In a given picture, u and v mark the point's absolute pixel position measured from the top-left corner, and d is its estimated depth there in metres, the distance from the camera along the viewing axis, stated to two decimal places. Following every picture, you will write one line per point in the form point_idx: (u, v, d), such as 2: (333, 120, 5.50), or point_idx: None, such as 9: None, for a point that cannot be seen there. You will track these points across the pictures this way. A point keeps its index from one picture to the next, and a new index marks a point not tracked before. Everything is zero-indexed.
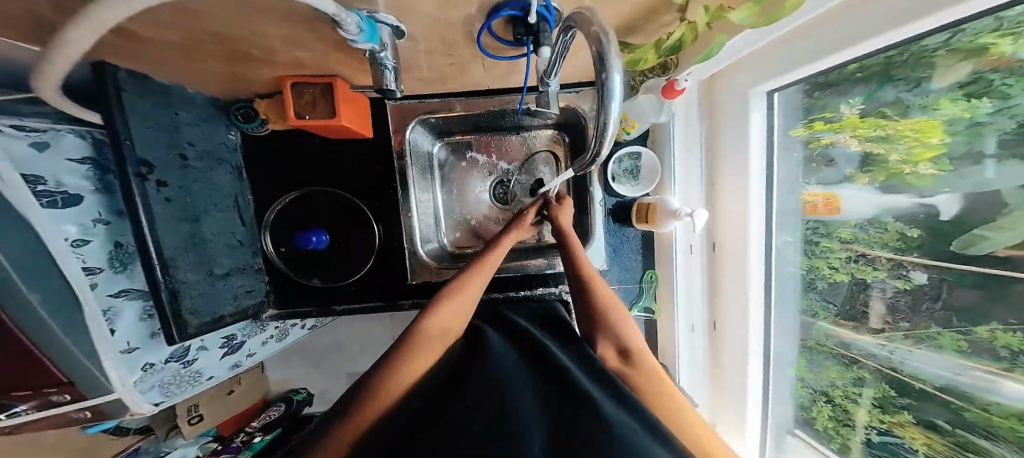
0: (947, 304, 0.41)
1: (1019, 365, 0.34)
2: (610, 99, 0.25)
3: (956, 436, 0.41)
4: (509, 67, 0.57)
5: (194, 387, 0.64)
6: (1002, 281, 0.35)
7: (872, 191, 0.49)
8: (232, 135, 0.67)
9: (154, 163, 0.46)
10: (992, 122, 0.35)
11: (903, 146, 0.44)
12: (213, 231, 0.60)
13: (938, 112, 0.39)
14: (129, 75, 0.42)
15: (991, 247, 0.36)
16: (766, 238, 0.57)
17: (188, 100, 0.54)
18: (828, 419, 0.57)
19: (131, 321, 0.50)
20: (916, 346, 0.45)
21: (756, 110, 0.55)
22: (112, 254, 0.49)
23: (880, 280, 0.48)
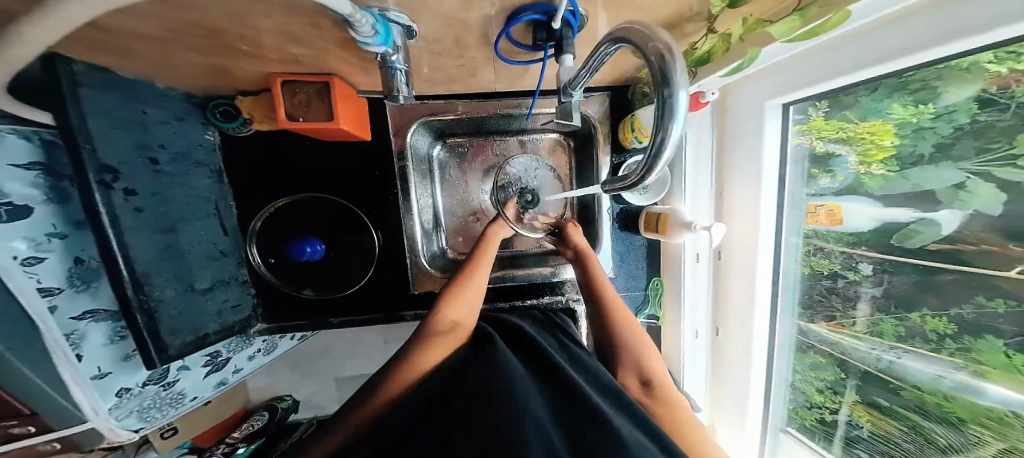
0: (890, 292, 0.45)
1: (945, 347, 0.39)
2: (674, 116, 0.23)
3: (909, 417, 0.44)
4: (520, 72, 0.55)
5: (177, 409, 0.61)
6: (931, 270, 0.40)
7: (876, 205, 0.47)
8: (209, 134, 0.60)
9: (121, 168, 0.41)
10: (934, 126, 0.39)
11: (860, 148, 0.47)
12: (191, 242, 0.54)
13: (890, 116, 0.43)
14: (86, 67, 0.36)
15: (924, 241, 0.41)
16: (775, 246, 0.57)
17: (158, 96, 0.48)
18: (803, 407, 0.59)
19: (98, 345, 0.46)
20: (878, 338, 0.47)
21: (772, 120, 0.55)
22: (72, 272, 0.43)
23: (864, 286, 0.49)
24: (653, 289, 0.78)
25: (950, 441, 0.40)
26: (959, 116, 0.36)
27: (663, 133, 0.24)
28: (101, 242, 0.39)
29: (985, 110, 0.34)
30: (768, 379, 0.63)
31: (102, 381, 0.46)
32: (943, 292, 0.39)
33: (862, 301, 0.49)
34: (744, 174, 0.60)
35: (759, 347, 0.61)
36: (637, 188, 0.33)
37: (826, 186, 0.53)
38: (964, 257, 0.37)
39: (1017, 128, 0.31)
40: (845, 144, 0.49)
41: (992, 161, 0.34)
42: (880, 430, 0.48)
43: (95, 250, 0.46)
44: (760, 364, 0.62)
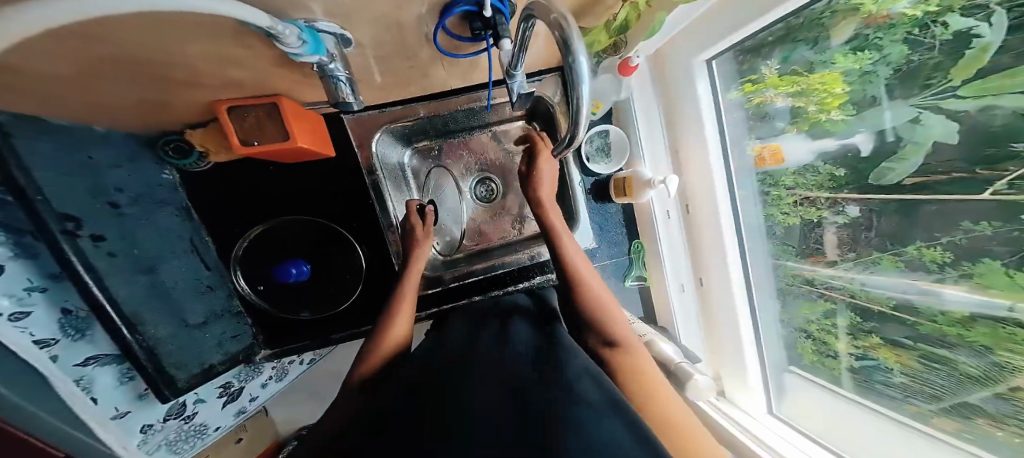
0: (880, 231, 0.45)
1: (948, 275, 0.38)
2: (582, 80, 0.27)
3: (929, 350, 0.41)
4: (469, 66, 0.56)
5: (202, 440, 0.64)
6: (911, 204, 0.41)
7: (808, 140, 0.53)
8: (166, 173, 0.59)
9: (82, 215, 0.41)
10: (875, 71, 0.43)
11: (816, 98, 0.51)
12: (175, 279, 0.54)
13: (836, 65, 0.47)
14: (14, 117, 0.35)
15: (899, 177, 0.42)
16: (729, 193, 0.63)
17: (99, 140, 0.46)
18: (816, 356, 0.58)
19: (108, 387, 0.48)
20: (870, 270, 0.47)
21: (700, 80, 0.60)
22: (63, 322, 0.43)
23: (828, 223, 0.52)
24: (635, 251, 0.80)
25: (982, 370, 0.36)
26: (891, 56, 0.41)
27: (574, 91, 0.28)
28: (82, 290, 0.40)
29: (915, 51, 0.38)
30: (754, 320, 0.66)
31: (123, 419, 0.50)
32: (927, 225, 0.40)
33: (829, 234, 0.52)
34: (696, 130, 0.63)
35: (739, 296, 0.65)
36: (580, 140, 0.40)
37: (773, 130, 0.58)
38: (940, 187, 0.38)
39: (946, 63, 0.36)
40: (801, 96, 0.53)
41: (935, 95, 0.38)
42: (906, 368, 0.45)
43: (80, 299, 0.46)
44: (743, 310, 0.65)
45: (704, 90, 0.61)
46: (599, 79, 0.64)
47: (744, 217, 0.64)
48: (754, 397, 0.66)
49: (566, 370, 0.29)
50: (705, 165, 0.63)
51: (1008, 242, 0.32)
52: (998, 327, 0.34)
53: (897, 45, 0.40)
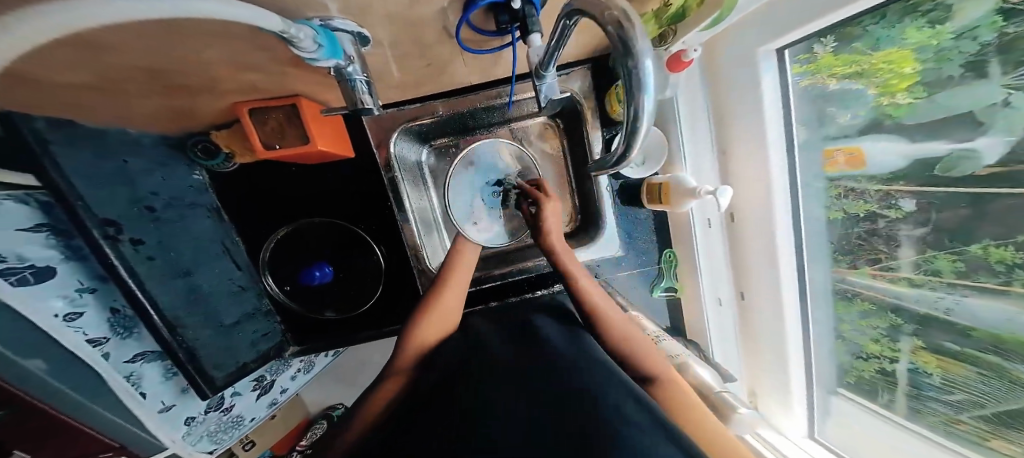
0: (937, 226, 0.40)
1: (1016, 278, 0.34)
2: (644, 90, 0.21)
3: (985, 359, 0.38)
4: (491, 61, 0.52)
5: (240, 429, 0.70)
6: (985, 197, 0.35)
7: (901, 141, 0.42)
8: (197, 174, 0.60)
9: (121, 220, 0.42)
10: (956, 47, 0.35)
11: (880, 79, 0.43)
12: (211, 283, 0.56)
13: (907, 41, 0.39)
14: (49, 125, 0.35)
15: (974, 168, 0.35)
16: (792, 204, 0.53)
17: (132, 145, 0.47)
18: (880, 368, 0.51)
19: (155, 381, 0.52)
20: (931, 275, 0.42)
21: (767, 72, 0.49)
22: (112, 321, 0.47)
23: (904, 229, 0.43)
24: (666, 261, 0.74)
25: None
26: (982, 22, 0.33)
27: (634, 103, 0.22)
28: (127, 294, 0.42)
29: (1009, 22, 0.31)
30: (807, 342, 0.59)
31: (168, 412, 0.54)
32: (1000, 220, 0.34)
33: (904, 245, 0.44)
34: (750, 127, 0.54)
35: (793, 321, 0.57)
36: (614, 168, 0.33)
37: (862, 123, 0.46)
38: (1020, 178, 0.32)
39: None
40: (859, 79, 0.45)
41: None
42: (951, 376, 0.42)
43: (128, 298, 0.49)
44: (794, 332, 0.58)
45: (771, 84, 0.50)
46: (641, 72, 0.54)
47: (807, 239, 0.55)
48: (795, 415, 0.62)
49: (602, 400, 0.29)
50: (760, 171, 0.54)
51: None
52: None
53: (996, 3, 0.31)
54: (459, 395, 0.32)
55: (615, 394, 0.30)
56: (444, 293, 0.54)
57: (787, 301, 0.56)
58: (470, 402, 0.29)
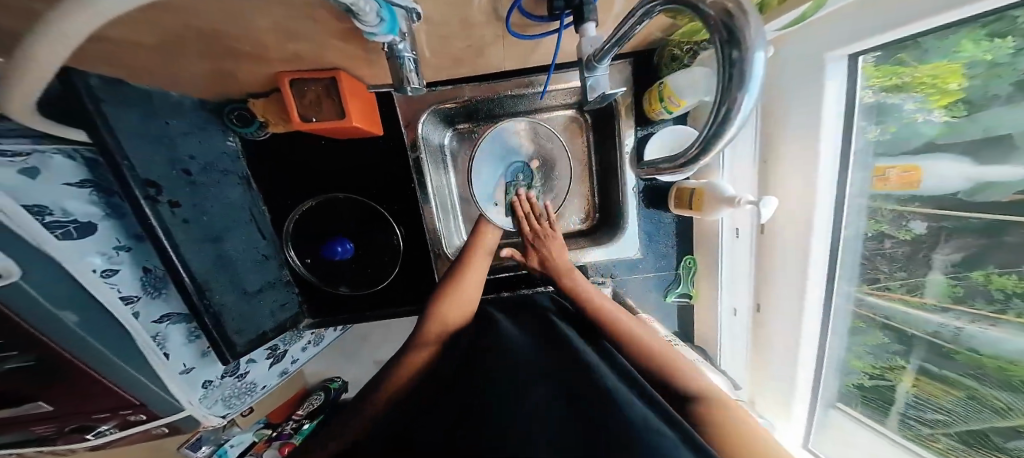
0: (950, 258, 0.43)
1: (1013, 307, 0.38)
2: (750, 86, 0.19)
3: (975, 390, 0.43)
4: (530, 47, 0.51)
5: (252, 396, 0.72)
6: (999, 228, 0.37)
7: (966, 161, 0.39)
8: (230, 141, 0.61)
9: (161, 182, 0.42)
10: (1010, 65, 0.33)
11: (920, 94, 0.42)
12: (238, 249, 0.57)
13: (958, 55, 0.37)
14: (99, 80, 0.35)
15: (994, 193, 0.37)
16: (838, 217, 0.50)
17: (173, 106, 0.47)
18: (878, 390, 0.55)
19: (178, 343, 0.52)
20: (956, 312, 0.44)
21: (833, 79, 0.45)
22: (144, 280, 0.47)
23: (943, 252, 0.43)
24: (684, 268, 0.74)
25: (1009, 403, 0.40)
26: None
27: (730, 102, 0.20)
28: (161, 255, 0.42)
29: None
30: (821, 358, 0.59)
31: (188, 375, 0.54)
32: (1006, 250, 0.37)
33: (936, 268, 0.44)
34: (799, 133, 0.52)
35: (811, 336, 0.57)
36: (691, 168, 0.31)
37: (911, 141, 0.44)
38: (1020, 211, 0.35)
39: None
40: (898, 92, 0.44)
41: None
42: (930, 396, 0.48)
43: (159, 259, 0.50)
44: (809, 348, 0.57)
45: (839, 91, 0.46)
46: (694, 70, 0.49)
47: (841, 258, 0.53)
48: (791, 424, 0.64)
49: (623, 402, 0.29)
50: (794, 180, 0.53)
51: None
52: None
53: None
54: (481, 383, 0.33)
55: (636, 402, 0.30)
56: (467, 284, 0.57)
57: (808, 319, 0.55)
58: (503, 386, 0.31)
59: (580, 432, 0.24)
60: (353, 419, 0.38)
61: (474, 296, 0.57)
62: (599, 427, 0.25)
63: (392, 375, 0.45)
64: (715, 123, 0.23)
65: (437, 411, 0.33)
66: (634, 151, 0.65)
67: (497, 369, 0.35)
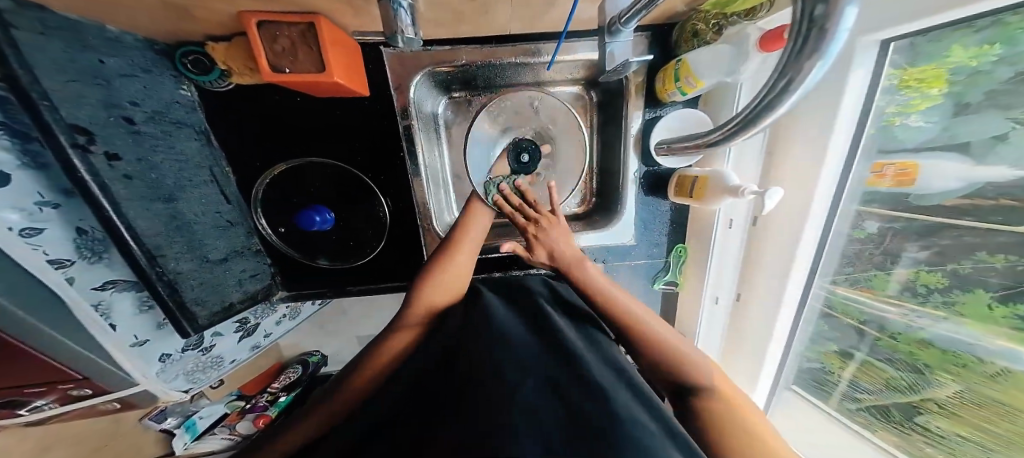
0: (916, 259, 0.47)
1: (930, 299, 0.47)
2: (832, 49, 0.18)
3: (904, 380, 0.53)
4: (543, 8, 0.46)
5: (218, 370, 0.69)
6: (948, 228, 0.43)
7: (961, 164, 0.40)
8: (183, 89, 0.52)
9: (94, 129, 0.35)
10: (991, 71, 0.36)
11: (904, 97, 0.44)
12: (196, 211, 0.51)
13: (945, 59, 0.39)
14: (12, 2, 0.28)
15: (940, 199, 0.43)
16: (828, 213, 0.51)
17: (112, 43, 0.39)
18: (815, 372, 0.65)
19: (127, 314, 0.48)
20: (918, 310, 0.49)
21: (860, 67, 0.42)
22: (79, 243, 0.41)
23: (909, 249, 0.48)
24: (674, 257, 0.75)
25: (912, 382, 0.52)
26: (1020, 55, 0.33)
27: (796, 72, 0.20)
28: (98, 213, 0.36)
29: None
30: (788, 342, 0.63)
31: (143, 347, 0.51)
32: (944, 248, 0.44)
33: (901, 263, 0.49)
34: (808, 124, 0.49)
35: (783, 323, 0.61)
36: (730, 140, 0.34)
37: (901, 141, 0.45)
38: (987, 216, 0.39)
39: None
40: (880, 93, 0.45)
41: None
42: (863, 379, 0.59)
43: (96, 219, 0.43)
44: (780, 334, 0.62)
45: (863, 81, 0.43)
46: (710, 47, 0.46)
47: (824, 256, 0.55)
48: (754, 399, 0.70)
49: (614, 398, 0.28)
50: (796, 175, 0.52)
51: (1005, 275, 0.39)
52: (944, 351, 0.47)
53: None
54: (466, 373, 0.31)
55: (630, 398, 0.29)
56: (450, 266, 0.50)
57: (783, 310, 0.60)
58: (479, 387, 0.28)
59: (561, 440, 0.22)
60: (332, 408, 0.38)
61: (462, 279, 0.51)
62: (583, 437, 0.23)
63: (370, 362, 0.43)
64: (776, 85, 0.23)
65: (411, 406, 0.32)
66: (640, 135, 0.62)
67: (476, 367, 0.32)
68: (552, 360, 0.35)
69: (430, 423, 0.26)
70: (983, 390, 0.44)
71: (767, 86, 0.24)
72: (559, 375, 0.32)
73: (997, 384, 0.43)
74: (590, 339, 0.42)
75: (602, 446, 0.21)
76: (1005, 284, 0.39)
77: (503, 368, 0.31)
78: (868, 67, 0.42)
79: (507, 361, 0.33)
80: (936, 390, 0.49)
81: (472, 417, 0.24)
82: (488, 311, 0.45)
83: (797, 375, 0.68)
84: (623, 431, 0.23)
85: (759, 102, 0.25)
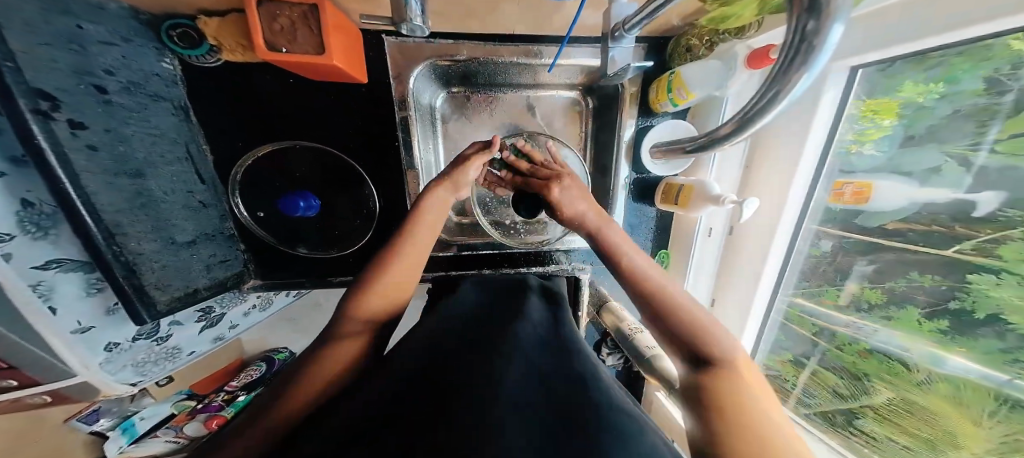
0: (861, 275, 0.52)
1: (867, 310, 0.53)
2: (817, 63, 0.21)
3: (841, 386, 0.59)
4: (551, 8, 0.46)
5: (172, 364, 0.58)
6: (883, 246, 0.49)
7: (909, 184, 0.45)
8: (166, 63, 0.48)
9: (61, 95, 0.32)
10: (934, 108, 0.41)
11: (858, 123, 0.49)
12: (166, 190, 0.47)
13: (897, 93, 0.44)
14: None
15: (879, 221, 0.49)
16: (796, 224, 0.56)
17: (92, 9, 0.36)
18: (772, 379, 0.70)
19: (72, 296, 0.39)
20: (863, 320, 0.54)
21: (831, 90, 0.46)
22: (22, 217, 0.34)
23: (858, 264, 0.53)
24: (657, 262, 0.78)
25: (850, 392, 0.57)
26: (960, 95, 0.39)
27: (785, 84, 0.23)
28: (50, 183, 0.32)
29: (991, 92, 0.36)
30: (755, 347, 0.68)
31: (87, 334, 0.42)
32: (882, 263, 0.49)
33: (850, 277, 0.54)
34: (783, 142, 0.54)
35: (751, 327, 0.66)
36: (716, 143, 0.37)
37: (861, 163, 0.50)
38: (912, 237, 0.45)
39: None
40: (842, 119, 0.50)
41: (966, 146, 0.39)
42: (814, 386, 0.63)
43: (46, 191, 0.36)
44: (748, 337, 0.67)
45: (829, 106, 0.48)
46: (700, 63, 0.50)
47: (789, 267, 0.61)
48: None
49: (597, 392, 0.29)
50: (773, 188, 0.56)
51: (931, 295, 0.45)
52: (882, 360, 0.52)
53: (974, 84, 0.37)
54: (449, 372, 0.30)
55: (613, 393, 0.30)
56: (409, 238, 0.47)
57: (751, 315, 0.64)
58: (469, 384, 0.27)
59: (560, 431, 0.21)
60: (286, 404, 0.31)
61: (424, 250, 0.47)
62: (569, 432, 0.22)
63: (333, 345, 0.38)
64: (759, 102, 0.26)
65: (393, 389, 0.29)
66: (632, 143, 0.65)
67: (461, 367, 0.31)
68: (533, 355, 0.35)
69: (406, 415, 0.24)
70: (912, 396, 0.49)
71: (756, 94, 0.26)
72: (541, 371, 0.31)
73: (923, 391, 0.48)
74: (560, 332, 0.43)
75: (599, 436, 0.21)
76: (930, 301, 0.45)
77: (485, 364, 0.31)
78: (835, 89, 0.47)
79: (489, 360, 0.32)
80: (872, 397, 0.55)
81: (453, 412, 0.22)
82: (472, 320, 0.45)
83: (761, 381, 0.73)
84: (610, 423, 0.24)
85: (748, 111, 0.28)
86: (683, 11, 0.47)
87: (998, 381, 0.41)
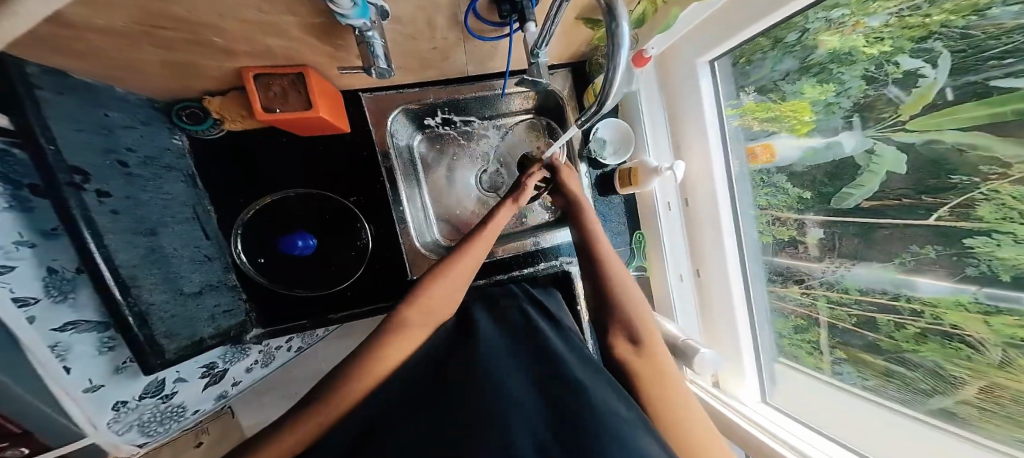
0: (842, 251, 0.52)
1: (901, 294, 0.44)
2: (622, 43, 0.33)
3: (879, 365, 0.49)
4: (491, 51, 0.58)
5: (178, 424, 0.55)
6: (872, 227, 0.47)
7: (792, 139, 0.57)
8: (176, 139, 0.57)
9: (91, 170, 0.38)
10: (837, 102, 0.49)
11: (788, 124, 0.57)
12: (175, 246, 0.51)
13: (804, 96, 0.54)
14: (38, 69, 0.34)
15: (856, 200, 0.48)
16: (727, 172, 0.66)
17: (118, 100, 0.45)
18: (786, 345, 0.65)
19: (85, 355, 0.40)
20: (846, 257, 0.51)
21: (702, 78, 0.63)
22: (47, 282, 0.37)
23: (806, 219, 0.56)
24: (636, 241, 0.85)
25: (931, 385, 0.43)
26: (850, 90, 0.47)
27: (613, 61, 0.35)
28: (77, 243, 0.35)
29: (870, 87, 0.45)
30: (751, 309, 0.67)
31: (97, 393, 0.42)
32: (884, 246, 0.46)
33: (808, 233, 0.56)
34: (691, 116, 0.67)
35: (736, 285, 0.67)
36: (601, 113, 0.48)
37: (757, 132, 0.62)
38: (894, 214, 0.44)
39: (882, 62, 0.43)
40: (775, 123, 0.59)
41: (886, 129, 0.44)
42: (867, 373, 0.51)
43: (69, 258, 0.40)
44: (739, 292, 0.66)
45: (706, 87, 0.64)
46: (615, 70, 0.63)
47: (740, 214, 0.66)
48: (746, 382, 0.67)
49: (613, 420, 0.27)
50: (706, 147, 0.65)
51: (948, 266, 0.39)
52: (942, 343, 0.41)
53: (822, 52, 0.49)
54: (454, 411, 0.29)
55: (630, 420, 0.28)
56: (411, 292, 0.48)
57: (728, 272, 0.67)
58: (472, 393, 0.32)
59: None
60: (321, 412, 0.37)
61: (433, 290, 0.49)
62: None
63: (362, 362, 0.41)
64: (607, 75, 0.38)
65: (398, 410, 0.34)
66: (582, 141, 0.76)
67: (461, 383, 0.34)
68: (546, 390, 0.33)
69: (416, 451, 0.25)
70: (1004, 382, 0.35)
71: (606, 75, 0.38)
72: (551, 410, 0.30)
73: (1008, 373, 0.35)
74: (570, 346, 0.45)
75: None
76: (952, 271, 0.39)
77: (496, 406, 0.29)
78: (706, 77, 0.64)
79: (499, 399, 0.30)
80: (960, 388, 0.40)
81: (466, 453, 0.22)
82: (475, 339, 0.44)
83: (777, 346, 0.67)
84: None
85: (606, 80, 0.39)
86: (581, 38, 0.62)
87: (968, 294, 0.37)
